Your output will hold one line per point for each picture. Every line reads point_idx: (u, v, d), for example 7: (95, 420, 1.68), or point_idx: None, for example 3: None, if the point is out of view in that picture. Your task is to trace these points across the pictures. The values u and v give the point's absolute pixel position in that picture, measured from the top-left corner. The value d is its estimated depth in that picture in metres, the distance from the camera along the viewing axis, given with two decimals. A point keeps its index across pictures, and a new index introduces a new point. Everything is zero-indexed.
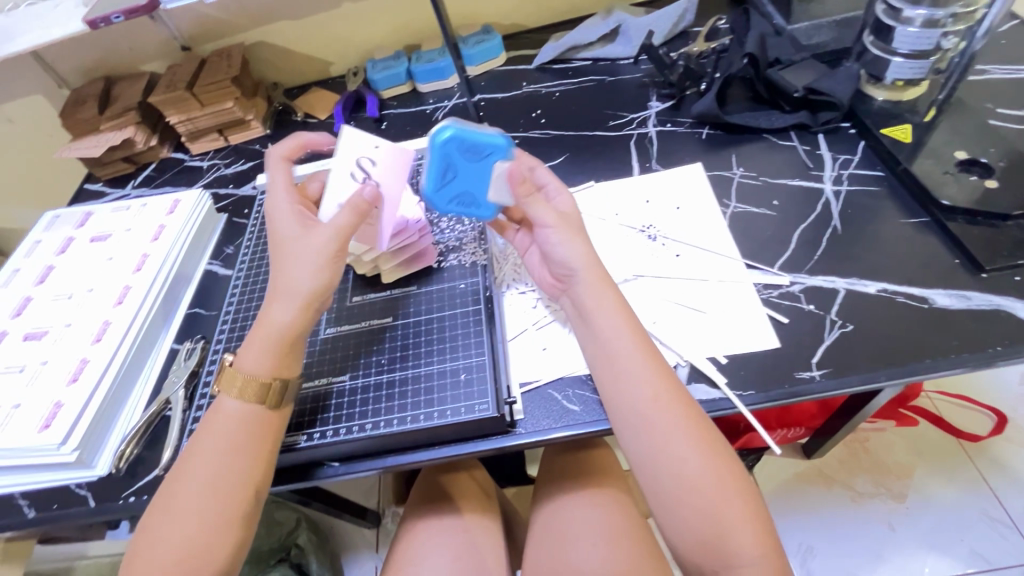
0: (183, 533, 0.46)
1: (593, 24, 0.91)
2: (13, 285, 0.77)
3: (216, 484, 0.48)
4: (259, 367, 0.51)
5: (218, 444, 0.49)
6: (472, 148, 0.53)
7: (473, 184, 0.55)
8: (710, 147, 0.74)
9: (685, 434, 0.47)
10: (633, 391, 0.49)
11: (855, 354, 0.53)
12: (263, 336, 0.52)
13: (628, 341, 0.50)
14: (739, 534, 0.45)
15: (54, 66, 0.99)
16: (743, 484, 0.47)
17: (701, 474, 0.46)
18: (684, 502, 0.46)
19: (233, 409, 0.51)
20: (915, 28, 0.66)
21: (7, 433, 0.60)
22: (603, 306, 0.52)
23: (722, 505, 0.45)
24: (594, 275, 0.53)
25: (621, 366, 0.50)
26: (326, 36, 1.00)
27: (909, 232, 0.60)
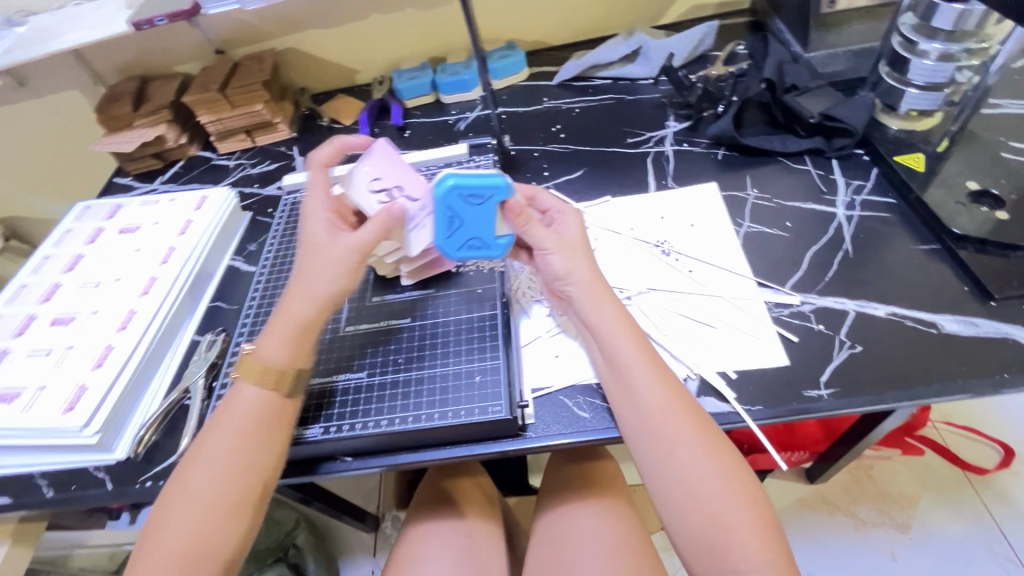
0: (192, 520, 0.48)
1: (615, 44, 0.94)
2: (43, 271, 0.80)
3: (223, 471, 0.49)
4: (277, 356, 0.53)
5: (227, 430, 0.51)
6: (472, 193, 0.53)
7: (481, 228, 0.55)
8: (726, 168, 0.76)
9: (691, 441, 0.48)
10: (637, 399, 0.50)
11: (863, 375, 0.54)
12: (285, 330, 0.54)
13: (631, 348, 0.52)
14: (743, 541, 0.45)
15: (92, 64, 1.02)
16: (748, 489, 0.47)
17: (709, 481, 0.47)
18: (689, 506, 0.47)
19: (249, 399, 0.52)
20: (931, 61, 0.68)
21: (31, 413, 0.62)
22: (609, 314, 0.54)
23: (726, 511, 0.46)
24: (598, 285, 0.55)
25: (625, 373, 0.51)
26: (355, 45, 1.03)
27: (919, 259, 0.62)
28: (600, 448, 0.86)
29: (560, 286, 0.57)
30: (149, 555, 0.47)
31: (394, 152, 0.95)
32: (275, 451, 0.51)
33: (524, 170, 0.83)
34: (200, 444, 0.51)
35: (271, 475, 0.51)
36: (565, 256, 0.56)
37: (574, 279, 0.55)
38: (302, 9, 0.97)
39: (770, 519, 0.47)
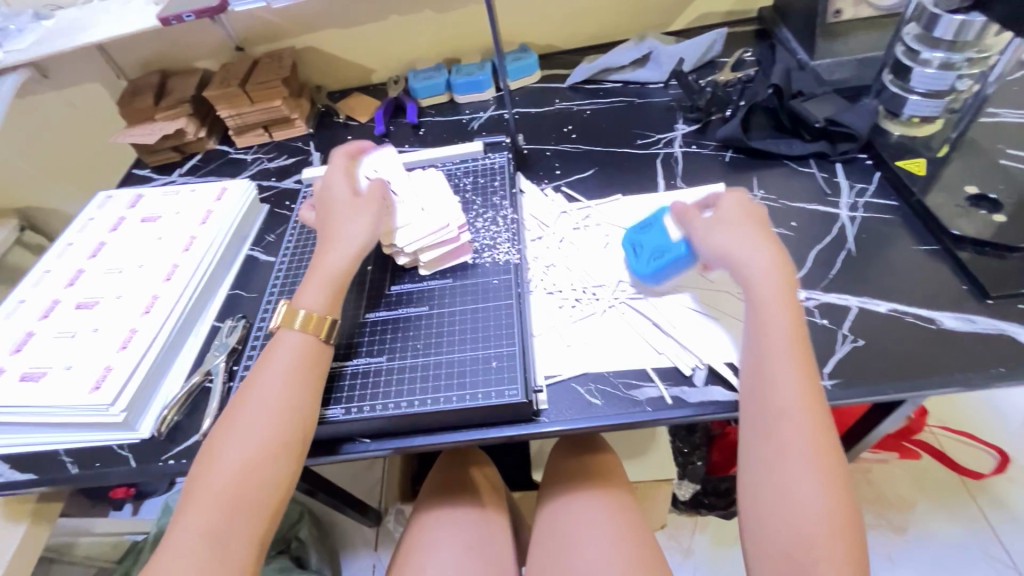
0: (239, 459, 0.49)
1: (626, 49, 0.96)
2: (67, 256, 0.82)
3: (269, 414, 0.51)
4: (316, 305, 0.58)
5: (274, 375, 0.54)
6: (647, 228, 0.68)
7: (660, 241, 0.66)
8: (733, 169, 0.78)
9: (806, 459, 0.46)
10: (774, 400, 0.49)
11: (864, 367, 0.56)
12: (320, 278, 0.59)
13: (788, 353, 0.50)
14: (819, 569, 0.43)
15: (116, 58, 1.05)
16: (853, 532, 0.44)
17: (812, 507, 0.45)
18: (783, 522, 0.45)
19: (293, 343, 0.56)
20: (932, 70, 0.71)
21: (59, 391, 0.64)
22: (779, 317, 0.51)
23: (819, 541, 0.43)
24: (782, 286, 0.53)
25: (768, 374, 0.50)
26: (372, 45, 1.06)
27: (919, 259, 0.64)
28: (604, 442, 0.88)
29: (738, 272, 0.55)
30: (198, 492, 0.48)
31: (409, 149, 0.97)
32: (314, 394, 0.54)
33: (536, 168, 0.85)
34: (247, 390, 0.53)
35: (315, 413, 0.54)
36: (737, 248, 0.56)
37: (751, 273, 0.54)
38: (323, 8, 1.00)
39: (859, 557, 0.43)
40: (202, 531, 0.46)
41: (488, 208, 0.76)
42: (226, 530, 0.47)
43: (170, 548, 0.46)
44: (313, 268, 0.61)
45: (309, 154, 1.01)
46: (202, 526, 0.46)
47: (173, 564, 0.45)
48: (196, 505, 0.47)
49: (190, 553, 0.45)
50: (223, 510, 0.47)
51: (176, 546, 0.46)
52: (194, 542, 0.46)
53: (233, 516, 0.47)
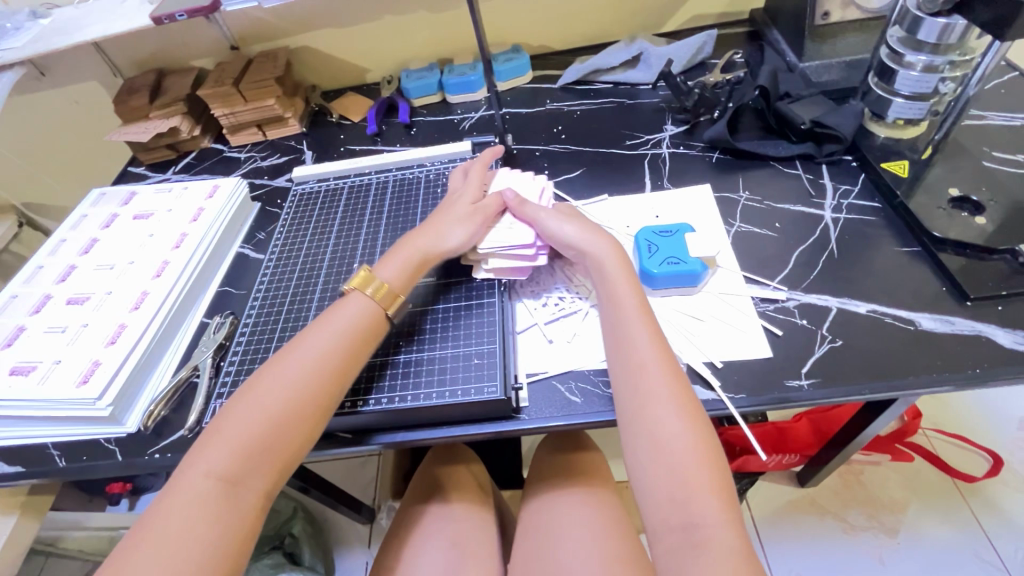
0: (269, 409, 0.50)
1: (617, 50, 0.97)
2: (60, 253, 0.83)
3: (307, 371, 0.53)
4: (394, 279, 0.61)
5: (326, 334, 0.56)
6: (664, 231, 0.68)
7: (675, 250, 0.65)
8: (720, 171, 0.79)
9: (671, 408, 0.50)
10: (637, 361, 0.53)
11: (841, 367, 0.56)
12: (402, 255, 0.63)
13: (637, 318, 0.55)
14: (701, 504, 0.46)
15: (112, 57, 1.06)
16: (719, 461, 0.48)
17: (682, 449, 0.48)
18: (660, 470, 0.48)
19: (356, 307, 0.58)
20: (916, 73, 0.70)
21: (47, 385, 0.65)
22: (624, 290, 0.58)
23: (691, 477, 0.47)
24: (618, 262, 0.60)
25: (623, 339, 0.55)
26: (366, 45, 1.06)
27: (901, 260, 0.64)
28: (592, 440, 0.89)
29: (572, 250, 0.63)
30: (223, 434, 0.49)
31: (401, 148, 0.98)
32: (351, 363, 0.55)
33: (525, 168, 0.86)
34: (297, 343, 0.55)
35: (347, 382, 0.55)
36: (579, 233, 0.63)
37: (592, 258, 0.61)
38: (317, 8, 1.00)
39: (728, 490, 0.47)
40: (216, 475, 0.47)
41: None
42: (240, 477, 0.47)
43: (184, 486, 0.47)
44: (404, 244, 0.65)
45: (301, 153, 1.01)
46: (218, 471, 0.47)
47: (182, 505, 0.46)
48: (218, 446, 0.48)
49: (202, 495, 0.46)
50: (239, 456, 0.48)
51: (189, 484, 0.47)
52: (206, 484, 0.46)
53: (251, 464, 0.48)
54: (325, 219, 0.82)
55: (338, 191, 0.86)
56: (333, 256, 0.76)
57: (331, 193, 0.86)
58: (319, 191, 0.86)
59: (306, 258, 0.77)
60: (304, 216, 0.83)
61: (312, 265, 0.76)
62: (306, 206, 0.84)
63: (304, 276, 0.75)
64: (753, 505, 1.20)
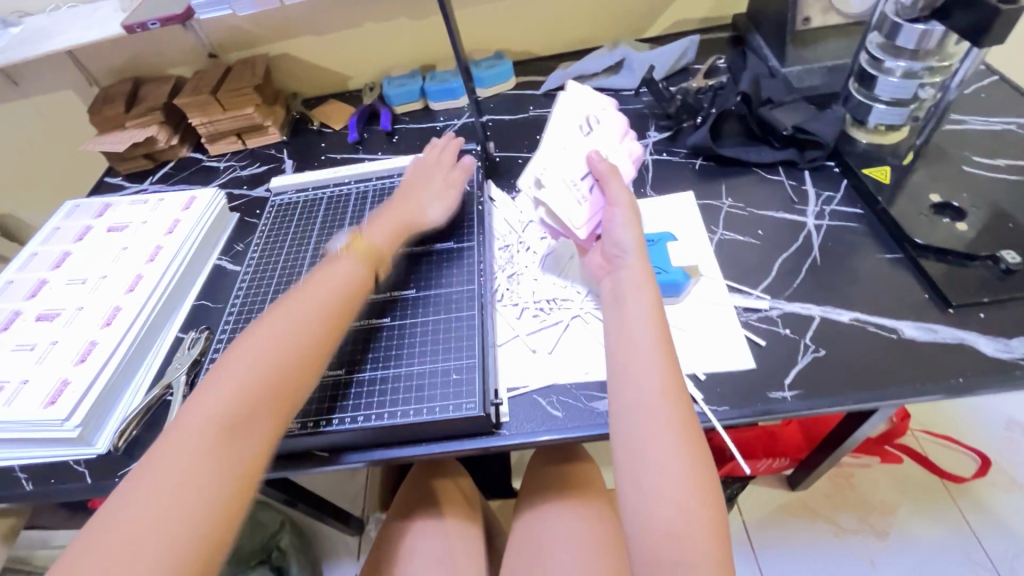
0: (262, 362, 0.50)
1: (600, 56, 0.96)
2: (30, 267, 0.81)
3: (297, 332, 0.53)
4: (381, 240, 0.66)
5: (317, 294, 0.57)
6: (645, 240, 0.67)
7: (656, 259, 0.65)
8: (703, 177, 0.78)
9: (673, 441, 0.48)
10: (648, 388, 0.50)
11: (824, 378, 0.55)
12: (389, 220, 0.68)
13: (654, 341, 0.52)
14: (692, 545, 0.45)
15: (87, 66, 1.04)
16: (714, 498, 0.47)
17: (680, 483, 0.46)
18: (653, 504, 0.46)
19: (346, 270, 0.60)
20: (895, 79, 0.70)
21: (13, 406, 0.63)
22: (638, 306, 0.55)
23: (684, 516, 0.45)
24: (646, 286, 0.56)
25: (635, 363, 0.52)
26: (347, 52, 1.05)
27: (884, 267, 0.64)
28: (580, 450, 0.88)
29: (614, 250, 0.59)
30: (210, 394, 0.48)
31: (383, 156, 0.96)
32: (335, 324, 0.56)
33: (508, 177, 0.85)
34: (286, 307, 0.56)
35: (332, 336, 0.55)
36: (637, 242, 0.58)
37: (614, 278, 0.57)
38: (296, 15, 0.99)
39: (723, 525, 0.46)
40: (215, 422, 0.46)
41: (454, 218, 0.76)
42: (239, 427, 0.47)
43: (177, 444, 0.45)
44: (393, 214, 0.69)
45: (281, 162, 1.00)
46: (221, 420, 0.47)
47: (174, 464, 0.44)
48: (212, 396, 0.48)
49: (197, 447, 0.45)
50: (232, 409, 0.47)
51: (182, 445, 0.45)
52: (208, 436, 0.46)
53: (246, 419, 0.48)
54: (303, 230, 0.80)
55: (317, 201, 0.84)
56: (311, 269, 0.74)
57: (310, 203, 0.84)
58: (297, 202, 0.85)
59: (283, 271, 0.75)
60: (282, 227, 0.81)
61: (288, 278, 0.74)
62: (284, 217, 0.83)
63: (281, 289, 0.73)
64: (745, 510, 1.20)
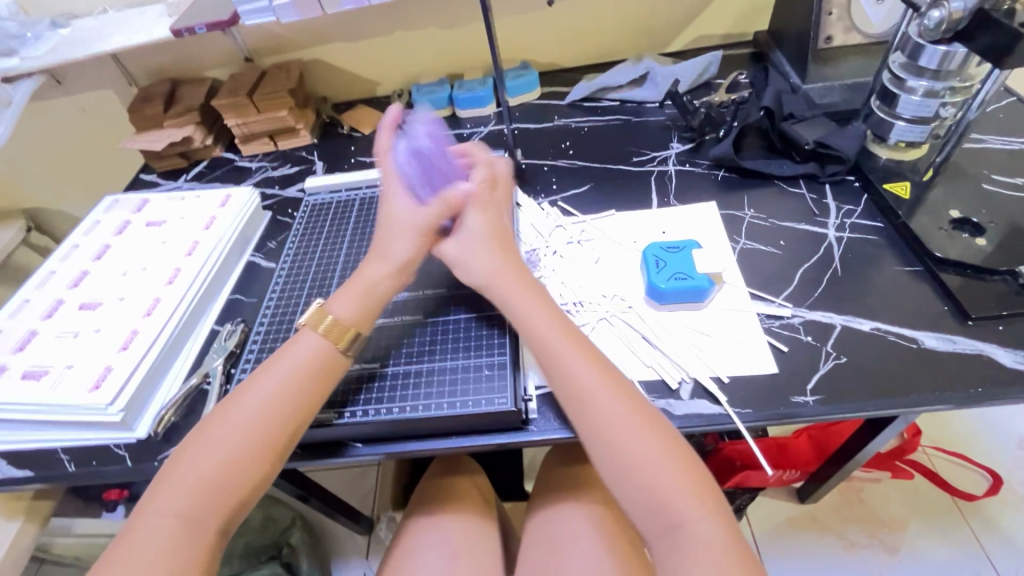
0: (218, 455, 0.51)
1: (624, 68, 0.99)
2: (72, 258, 0.84)
3: (258, 415, 0.52)
4: (344, 314, 0.59)
5: (278, 374, 0.55)
6: (670, 246, 0.69)
7: (681, 265, 0.67)
8: (725, 188, 0.80)
9: (622, 415, 0.52)
10: (574, 383, 0.54)
11: (845, 385, 0.57)
12: (353, 289, 0.61)
13: (559, 335, 0.57)
14: (683, 504, 0.49)
15: (128, 67, 1.08)
16: (683, 453, 0.52)
17: (647, 449, 0.51)
18: (635, 477, 0.50)
19: (307, 347, 0.56)
20: (917, 97, 0.72)
21: (59, 390, 0.66)
22: (530, 303, 0.59)
23: (663, 478, 0.50)
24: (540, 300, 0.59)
25: (558, 361, 0.56)
26: (378, 60, 1.08)
27: (902, 279, 0.65)
28: (596, 453, 0.89)
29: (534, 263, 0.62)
30: (174, 473, 0.50)
31: None
32: (303, 406, 0.54)
33: (534, 183, 0.87)
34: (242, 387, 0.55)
35: (298, 426, 0.53)
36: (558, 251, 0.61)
37: (489, 278, 0.62)
38: (331, 23, 1.03)
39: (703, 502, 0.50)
40: (175, 517, 0.48)
41: None
42: (196, 518, 0.49)
43: (143, 524, 0.48)
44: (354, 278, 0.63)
45: (312, 164, 1.03)
46: (175, 511, 0.48)
47: (146, 542, 0.47)
48: (168, 488, 0.49)
49: (161, 529, 0.48)
50: (193, 501, 0.49)
51: (149, 525, 0.48)
52: (166, 527, 0.48)
53: (202, 504, 0.49)
54: (336, 230, 0.83)
55: (350, 202, 0.87)
56: (345, 266, 0.77)
57: (343, 204, 0.87)
58: (331, 202, 0.88)
59: (318, 268, 0.78)
60: (316, 226, 0.84)
61: (323, 275, 0.77)
62: (318, 216, 0.86)
63: (316, 285, 0.76)
64: (755, 521, 1.20)
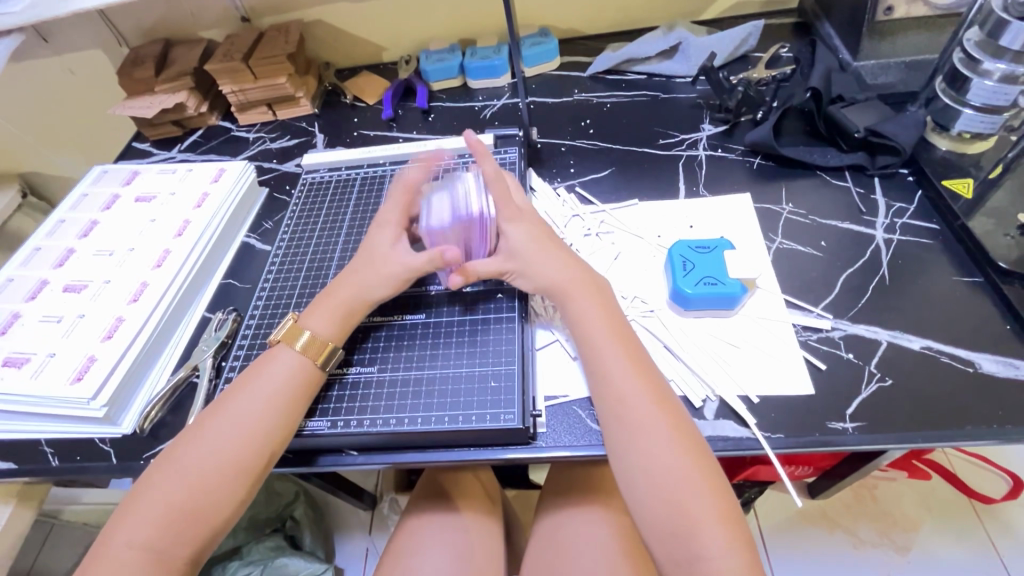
0: (191, 477, 0.48)
1: (653, 38, 0.89)
2: (58, 235, 0.79)
3: (237, 436, 0.50)
4: (323, 329, 0.56)
5: (262, 392, 0.52)
6: (699, 246, 0.63)
7: (712, 268, 0.60)
8: (761, 178, 0.73)
9: (658, 430, 0.47)
10: (617, 390, 0.50)
11: (891, 412, 0.51)
12: (332, 305, 0.58)
13: (601, 339, 0.53)
14: (706, 527, 0.44)
15: (117, 24, 1.00)
16: (716, 479, 0.46)
17: (678, 470, 0.46)
18: (657, 499, 0.46)
19: (287, 365, 0.54)
20: (993, 83, 0.64)
21: (40, 380, 0.62)
22: (587, 305, 0.54)
23: (694, 504, 0.45)
24: (581, 291, 0.55)
25: (598, 368, 0.52)
26: (384, 22, 1.00)
27: (959, 290, 0.59)
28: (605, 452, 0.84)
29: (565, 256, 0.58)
30: (141, 499, 0.47)
31: (418, 136, 0.92)
32: (284, 425, 0.51)
33: (550, 165, 0.80)
34: (220, 404, 0.52)
35: (278, 446, 0.51)
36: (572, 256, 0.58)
37: (551, 285, 0.55)
38: None
39: (736, 519, 0.45)
40: (142, 546, 0.45)
41: None
42: (166, 547, 0.46)
43: (109, 551, 0.46)
44: (336, 288, 0.59)
45: (313, 136, 0.96)
46: (143, 540, 0.46)
47: (111, 569, 0.45)
48: (137, 512, 0.47)
49: (126, 558, 0.45)
50: (161, 527, 0.46)
51: (115, 552, 0.45)
52: (134, 556, 0.45)
53: (172, 532, 0.46)
54: (335, 212, 0.77)
55: (350, 182, 0.81)
56: (342, 254, 0.71)
57: (343, 183, 0.81)
58: (331, 182, 0.81)
59: (315, 255, 0.72)
60: (313, 207, 0.78)
61: (320, 263, 0.71)
62: (316, 196, 0.80)
63: (312, 274, 0.70)
64: (761, 514, 1.17)
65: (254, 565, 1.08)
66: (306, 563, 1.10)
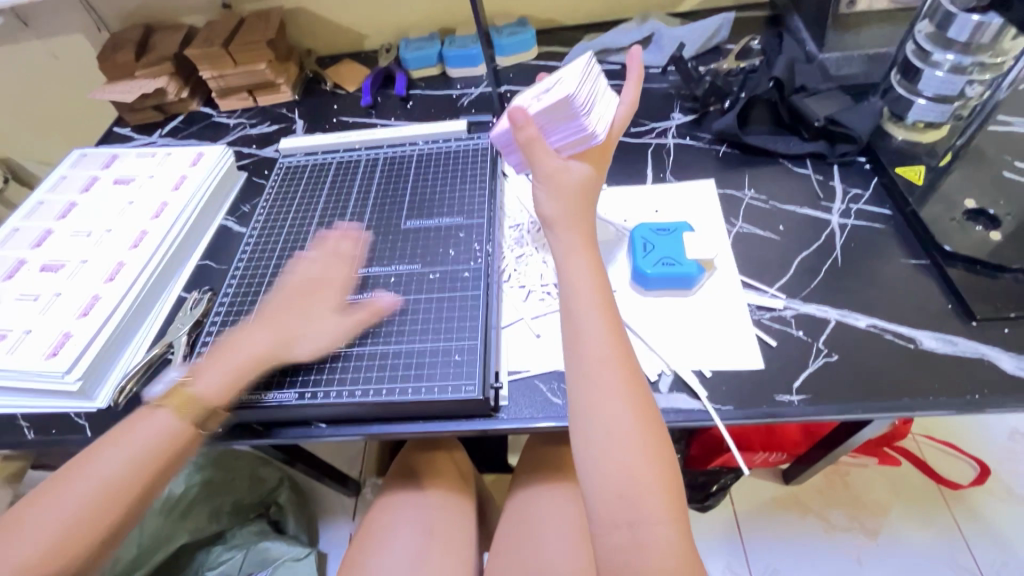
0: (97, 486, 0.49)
1: (627, 29, 0.91)
2: (35, 216, 0.80)
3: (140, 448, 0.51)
4: (210, 391, 0.54)
5: (162, 406, 0.53)
6: (660, 228, 0.65)
7: (671, 249, 0.63)
8: (726, 165, 0.75)
9: (621, 398, 0.49)
10: (593, 353, 0.50)
11: (835, 385, 0.54)
12: (224, 361, 0.56)
13: (590, 299, 0.52)
14: (652, 495, 0.46)
15: (98, 9, 1.01)
16: (664, 451, 0.48)
17: (630, 435, 0.47)
18: (610, 461, 0.47)
19: (180, 404, 0.54)
20: (942, 73, 0.68)
21: (14, 355, 0.63)
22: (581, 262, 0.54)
23: (644, 471, 0.46)
24: (581, 246, 0.54)
25: (583, 327, 0.51)
26: (365, 11, 1.01)
27: (907, 272, 0.61)
28: None
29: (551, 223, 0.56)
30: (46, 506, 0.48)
31: (396, 123, 0.93)
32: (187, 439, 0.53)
33: None
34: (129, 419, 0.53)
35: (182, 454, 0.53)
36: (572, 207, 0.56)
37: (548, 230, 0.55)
38: None
39: (678, 489, 0.47)
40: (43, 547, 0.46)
41: (465, 197, 0.73)
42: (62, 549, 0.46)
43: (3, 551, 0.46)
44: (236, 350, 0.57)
45: (292, 122, 0.97)
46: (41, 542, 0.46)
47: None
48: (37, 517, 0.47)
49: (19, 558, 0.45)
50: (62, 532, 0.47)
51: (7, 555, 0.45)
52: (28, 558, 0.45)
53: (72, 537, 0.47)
54: (310, 195, 0.78)
55: (327, 165, 0.82)
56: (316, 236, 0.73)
57: (319, 167, 0.82)
58: (308, 165, 0.83)
59: (289, 236, 0.74)
60: (289, 190, 0.80)
61: (293, 245, 0.73)
62: (292, 179, 0.81)
63: (285, 255, 0.72)
64: (737, 500, 1.20)
65: (237, 549, 1.09)
66: (287, 547, 1.12)
